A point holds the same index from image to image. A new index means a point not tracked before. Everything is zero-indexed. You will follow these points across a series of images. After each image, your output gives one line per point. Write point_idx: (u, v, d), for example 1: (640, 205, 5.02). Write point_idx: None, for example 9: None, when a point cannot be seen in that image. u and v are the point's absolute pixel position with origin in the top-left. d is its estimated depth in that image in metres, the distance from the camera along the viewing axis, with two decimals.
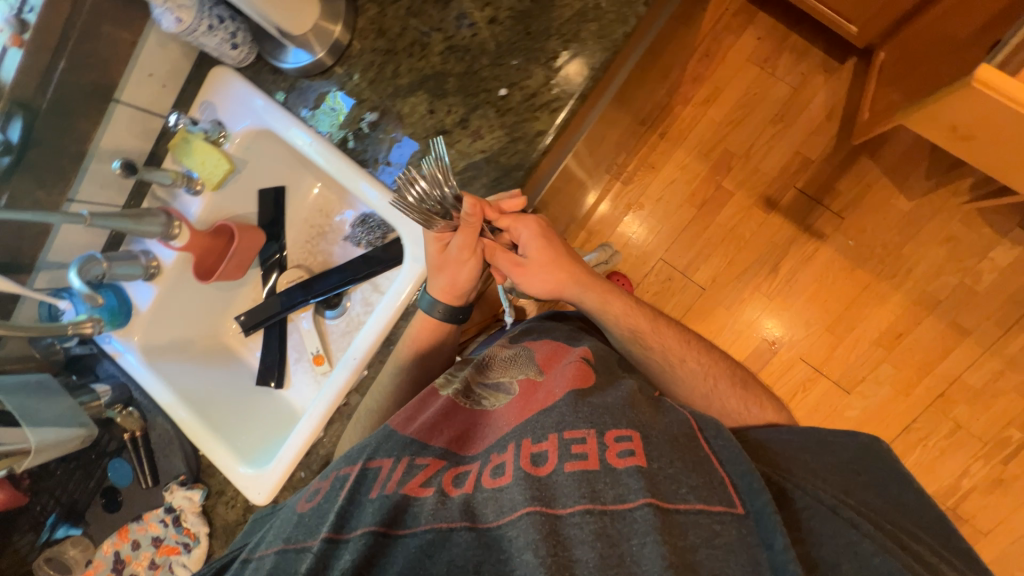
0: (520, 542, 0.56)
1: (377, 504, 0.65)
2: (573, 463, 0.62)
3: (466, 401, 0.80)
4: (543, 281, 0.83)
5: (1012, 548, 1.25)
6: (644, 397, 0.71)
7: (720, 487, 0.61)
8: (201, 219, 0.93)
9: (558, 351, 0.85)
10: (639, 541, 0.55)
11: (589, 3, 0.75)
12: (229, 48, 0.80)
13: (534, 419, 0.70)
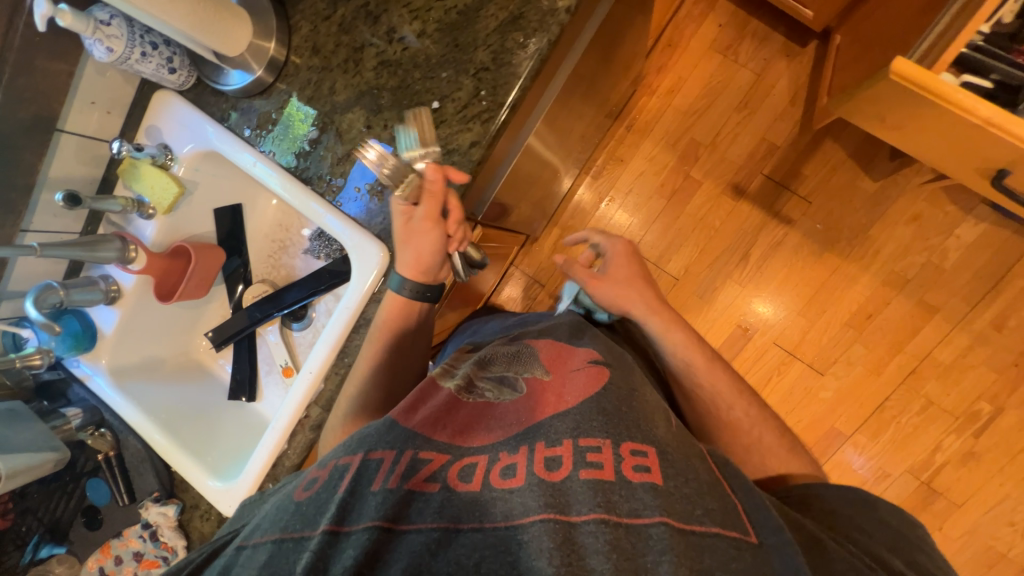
0: (534, 551, 0.47)
1: (383, 497, 0.53)
2: (589, 471, 0.54)
3: (470, 397, 0.67)
4: (614, 291, 0.88)
5: (988, 514, 1.48)
6: (624, 422, 0.61)
7: (735, 514, 0.54)
8: (156, 241, 0.94)
9: (563, 351, 0.75)
10: (656, 558, 0.48)
11: (515, 9, 0.69)
12: (167, 73, 0.81)
13: (548, 422, 0.61)
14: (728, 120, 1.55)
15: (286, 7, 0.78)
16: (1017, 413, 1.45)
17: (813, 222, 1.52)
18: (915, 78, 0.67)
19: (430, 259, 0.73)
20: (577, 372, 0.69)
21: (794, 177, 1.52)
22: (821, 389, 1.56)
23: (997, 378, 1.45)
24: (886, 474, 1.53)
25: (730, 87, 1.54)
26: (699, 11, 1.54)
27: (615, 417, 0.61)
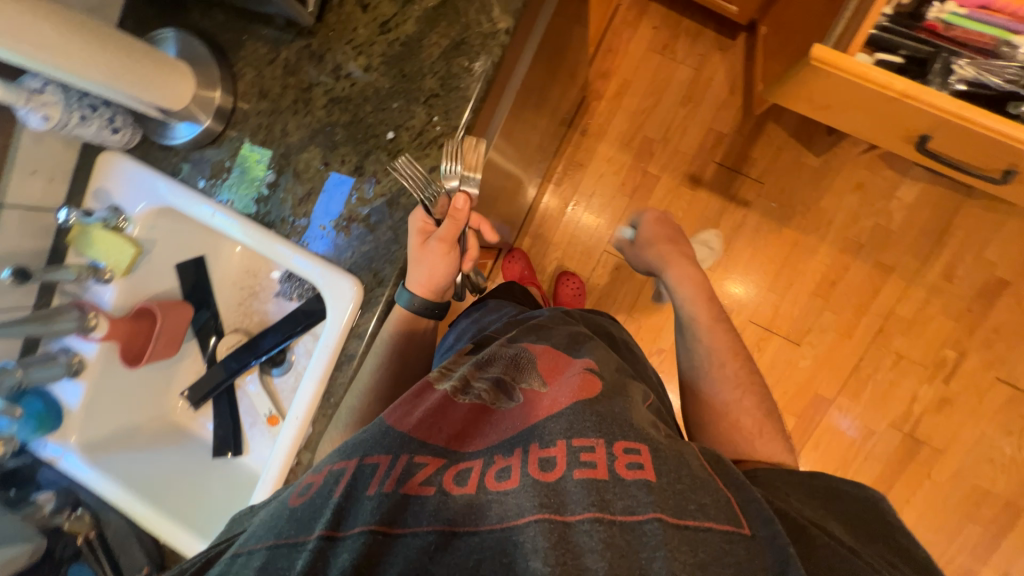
0: (529, 551, 0.48)
1: (378, 501, 0.53)
2: (582, 471, 0.55)
3: (465, 399, 0.67)
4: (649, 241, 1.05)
5: (969, 455, 1.56)
6: (616, 420, 0.61)
7: (727, 505, 0.56)
8: (117, 304, 0.90)
9: (561, 360, 0.74)
10: (650, 555, 0.48)
11: (456, 37, 0.71)
12: (110, 134, 0.79)
13: (541, 425, 0.61)
14: (676, 115, 1.62)
15: (227, 55, 0.78)
16: (979, 356, 1.54)
17: (769, 201, 1.60)
18: (834, 62, 0.71)
19: (442, 277, 0.74)
20: (573, 377, 0.68)
21: (745, 161, 1.60)
22: (800, 359, 1.62)
23: (955, 325, 1.54)
24: (871, 431, 1.60)
25: (672, 83, 1.61)
26: (633, 16, 1.61)
27: (607, 418, 0.61)
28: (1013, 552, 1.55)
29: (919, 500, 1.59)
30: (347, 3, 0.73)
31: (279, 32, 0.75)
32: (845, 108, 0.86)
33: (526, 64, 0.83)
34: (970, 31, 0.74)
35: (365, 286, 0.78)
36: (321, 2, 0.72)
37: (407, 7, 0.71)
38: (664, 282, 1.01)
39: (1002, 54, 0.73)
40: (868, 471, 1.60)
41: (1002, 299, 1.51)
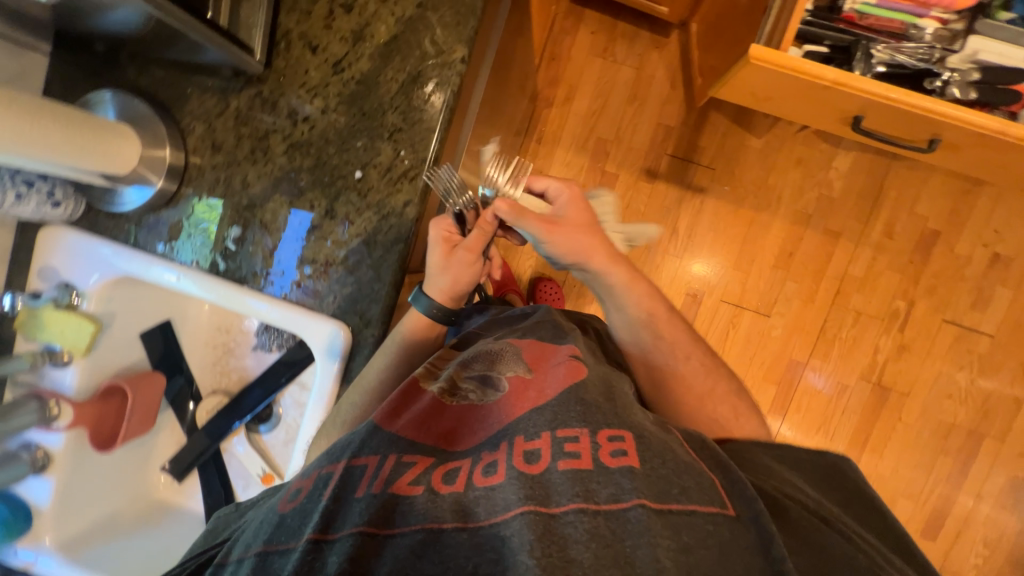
0: (516, 544, 0.48)
1: (365, 503, 0.54)
2: (567, 461, 0.55)
3: (453, 400, 0.69)
4: (576, 242, 0.81)
5: (930, 393, 1.69)
6: (602, 409, 0.62)
7: (711, 489, 0.57)
8: (80, 388, 0.83)
9: (547, 349, 0.77)
10: (637, 543, 0.49)
11: (412, 70, 0.70)
12: (52, 208, 0.72)
13: (525, 417, 0.63)
14: (625, 114, 1.68)
15: (171, 111, 0.74)
16: (925, 302, 1.67)
17: (722, 185, 1.68)
18: (769, 60, 0.76)
19: (466, 285, 0.74)
20: (557, 364, 0.70)
21: (695, 150, 1.68)
22: (771, 329, 1.71)
23: (901, 277, 1.67)
24: (844, 386, 1.71)
25: (617, 85, 1.67)
26: (571, 24, 1.66)
27: (589, 407, 0.62)
28: (981, 475, 1.70)
29: (894, 442, 1.72)
30: (294, 46, 0.71)
31: (225, 82, 0.73)
32: (782, 96, 0.92)
33: (482, 88, 0.84)
34: (881, 18, 0.80)
35: (352, 327, 0.76)
36: (267, 49, 0.70)
37: (358, 44, 0.70)
38: (602, 284, 0.86)
39: (910, 36, 0.80)
40: (846, 423, 1.72)
41: (938, 248, 1.65)
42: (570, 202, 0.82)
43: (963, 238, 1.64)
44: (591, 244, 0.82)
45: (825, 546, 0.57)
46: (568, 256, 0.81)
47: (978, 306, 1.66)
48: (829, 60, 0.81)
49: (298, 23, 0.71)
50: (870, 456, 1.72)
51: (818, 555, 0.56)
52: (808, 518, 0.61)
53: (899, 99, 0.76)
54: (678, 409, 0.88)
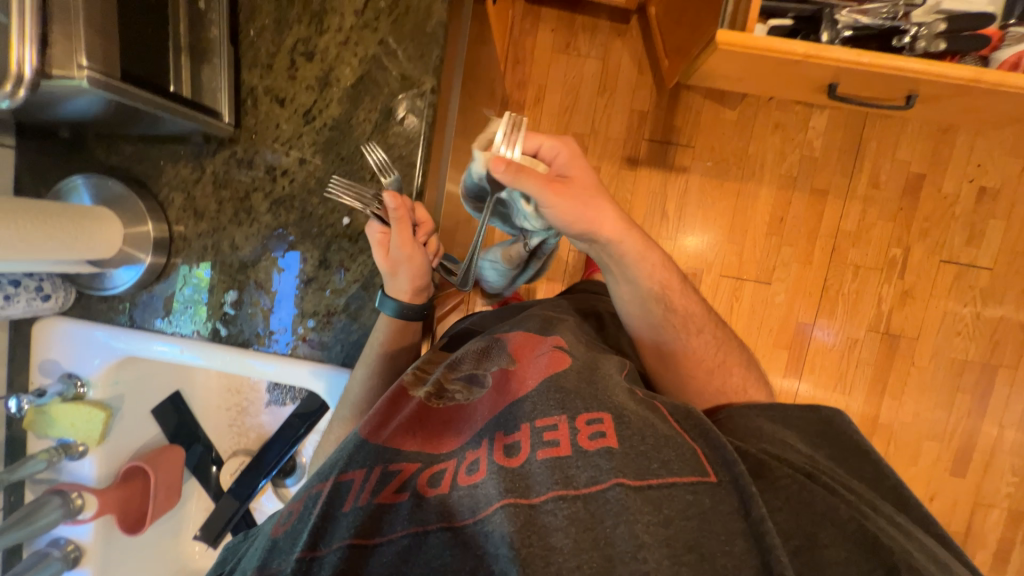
0: (497, 539, 0.51)
1: (353, 515, 0.56)
2: (546, 450, 0.58)
3: (440, 403, 0.68)
4: (575, 209, 0.74)
5: (938, 336, 1.71)
6: (580, 395, 0.64)
7: (694, 459, 0.60)
8: (101, 476, 0.82)
9: (532, 339, 0.78)
10: (614, 522, 0.52)
11: (384, 108, 0.69)
12: (42, 302, 0.71)
13: (506, 410, 0.64)
14: (597, 106, 1.67)
15: (148, 184, 0.73)
16: (921, 246, 1.68)
17: (704, 162, 1.67)
18: (734, 45, 0.77)
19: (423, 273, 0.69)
20: (541, 355, 0.72)
21: (672, 131, 1.67)
22: (774, 296, 1.72)
23: (894, 225, 1.67)
24: (855, 339, 1.72)
25: (585, 78, 1.66)
26: (529, 24, 1.65)
27: (569, 395, 0.63)
28: (1000, 405, 1.72)
29: (912, 387, 1.73)
30: (262, 102, 0.70)
31: (198, 148, 0.71)
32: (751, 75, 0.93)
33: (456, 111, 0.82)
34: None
35: None
36: (235, 109, 0.69)
37: (325, 91, 0.69)
38: (611, 252, 0.81)
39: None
40: (861, 376, 1.73)
41: (925, 190, 1.65)
42: (572, 160, 0.75)
43: (949, 177, 1.64)
44: (598, 211, 0.77)
45: (808, 503, 0.60)
46: (575, 225, 0.75)
47: (972, 242, 1.67)
48: (795, 32, 0.81)
49: (262, 78, 0.69)
50: (889, 405, 1.74)
51: (806, 510, 0.59)
52: (793, 477, 0.63)
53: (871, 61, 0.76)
54: (697, 399, 0.89)
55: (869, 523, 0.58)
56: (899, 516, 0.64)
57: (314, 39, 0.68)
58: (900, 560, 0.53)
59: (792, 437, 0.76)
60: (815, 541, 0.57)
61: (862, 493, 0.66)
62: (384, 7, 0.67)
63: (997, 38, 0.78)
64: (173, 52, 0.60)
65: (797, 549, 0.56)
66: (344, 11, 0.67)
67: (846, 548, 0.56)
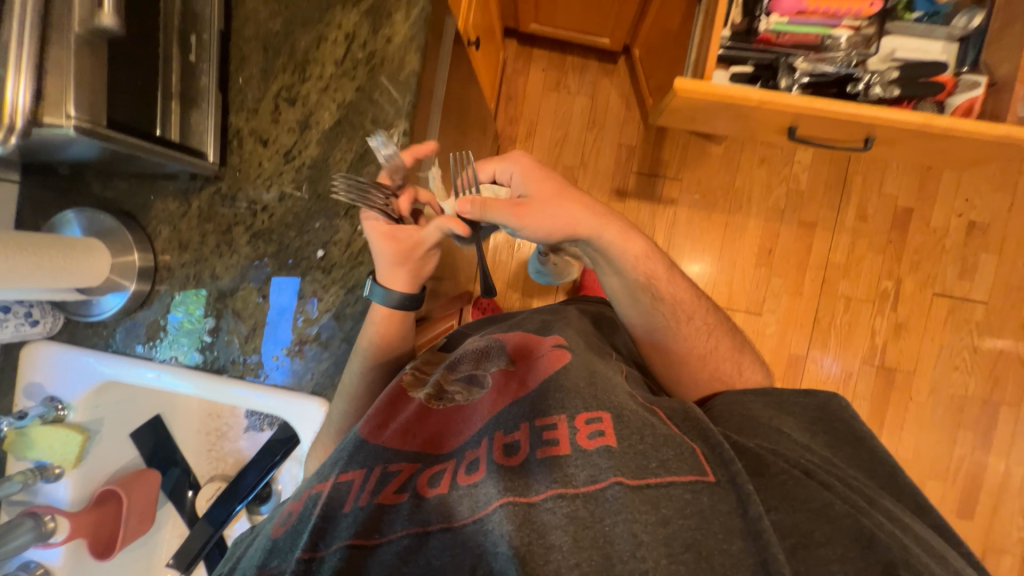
0: (497, 537, 0.51)
1: (353, 516, 0.57)
2: (545, 449, 0.59)
3: (441, 404, 0.70)
4: (549, 217, 0.72)
5: (936, 370, 1.67)
6: (581, 394, 0.64)
7: (692, 457, 0.58)
8: (75, 499, 0.83)
9: (531, 339, 0.79)
10: (613, 520, 0.52)
11: (360, 149, 0.74)
12: (30, 327, 0.75)
13: (505, 414, 0.65)
14: (586, 140, 1.73)
15: (137, 217, 0.78)
16: (913, 279, 1.67)
17: (691, 194, 1.71)
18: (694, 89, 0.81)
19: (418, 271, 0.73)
20: (540, 355, 0.74)
21: (659, 164, 1.71)
22: (765, 326, 1.70)
23: (884, 258, 1.67)
24: (850, 373, 1.69)
25: (574, 114, 1.73)
26: (521, 64, 1.73)
27: (569, 395, 0.65)
28: (1005, 441, 1.66)
29: (911, 422, 1.68)
30: (246, 142, 0.75)
31: (185, 184, 0.76)
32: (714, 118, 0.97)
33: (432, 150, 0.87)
34: (796, 34, 0.83)
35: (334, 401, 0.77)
36: (220, 148, 0.74)
37: (305, 133, 0.74)
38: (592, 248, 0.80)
39: (827, 46, 0.83)
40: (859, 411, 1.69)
41: (913, 224, 1.66)
42: (527, 176, 0.75)
43: (937, 211, 1.65)
44: (571, 212, 0.75)
45: (804, 499, 0.58)
46: (555, 232, 0.73)
47: (965, 275, 1.66)
48: (756, 78, 0.85)
49: (248, 121, 0.74)
50: (889, 441, 1.69)
51: (803, 506, 0.57)
52: (789, 473, 0.61)
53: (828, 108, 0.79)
54: None
55: (868, 519, 0.56)
56: (896, 509, 0.62)
57: (297, 86, 0.74)
58: (898, 558, 0.52)
59: (788, 422, 0.75)
60: (810, 538, 0.55)
61: (857, 484, 0.63)
62: (361, 59, 0.73)
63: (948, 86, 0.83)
64: (162, 98, 0.64)
65: (794, 547, 0.54)
66: (325, 62, 0.73)
67: (844, 545, 0.54)
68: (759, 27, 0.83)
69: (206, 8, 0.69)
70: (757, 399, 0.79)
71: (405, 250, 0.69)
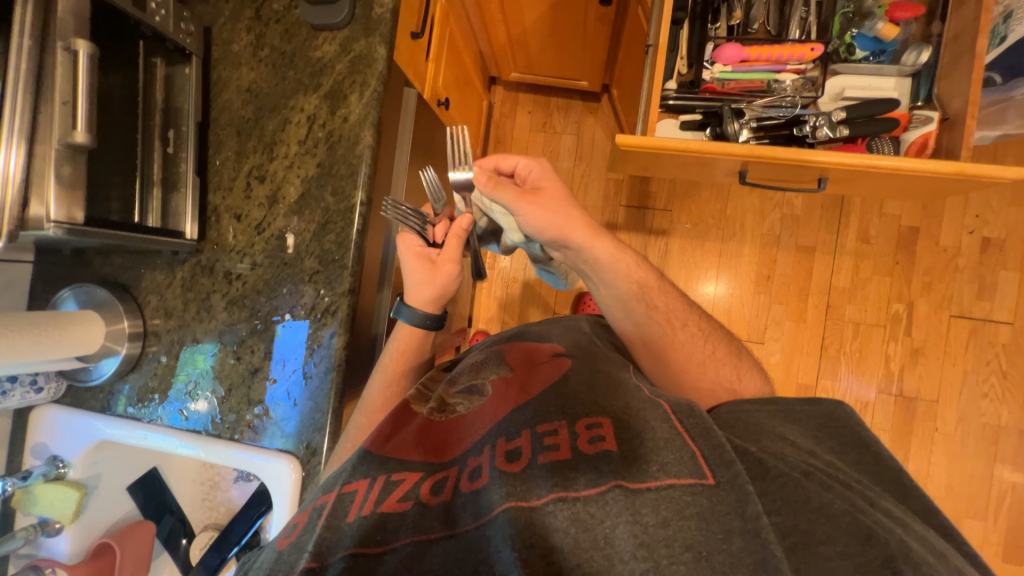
0: (499, 542, 0.51)
1: (357, 525, 0.54)
2: (547, 454, 0.58)
3: (443, 416, 0.71)
4: (547, 212, 0.76)
5: (962, 398, 1.56)
6: (577, 404, 0.66)
7: (692, 460, 0.56)
8: (74, 552, 0.89)
9: (529, 350, 0.83)
10: (614, 522, 0.51)
11: (322, 219, 0.80)
12: (35, 394, 0.83)
13: (507, 417, 0.66)
14: (575, 175, 1.76)
15: (130, 289, 0.85)
16: (926, 301, 1.58)
17: (683, 224, 1.69)
18: (637, 143, 0.90)
19: (441, 291, 0.81)
20: (539, 366, 0.77)
21: (648, 196, 1.71)
22: (770, 355, 1.64)
23: (891, 280, 1.60)
24: (867, 402, 1.60)
25: (561, 152, 1.77)
26: (508, 108, 1.79)
27: (569, 403, 0.66)
28: None
29: (939, 456, 1.56)
30: (222, 218, 0.82)
31: (170, 258, 0.84)
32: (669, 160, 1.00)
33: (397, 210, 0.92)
34: (741, 81, 0.93)
35: (301, 458, 0.81)
36: (199, 225, 0.81)
37: (273, 207, 0.81)
38: (582, 258, 0.81)
39: (773, 89, 0.92)
40: None
41: (922, 244, 1.59)
42: (542, 176, 0.80)
43: (945, 229, 1.58)
44: (567, 216, 0.78)
45: (802, 500, 0.56)
46: (545, 231, 0.77)
47: (984, 295, 1.56)
48: (705, 124, 0.94)
49: (224, 198, 0.82)
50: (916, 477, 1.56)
51: (803, 507, 0.56)
52: (790, 475, 0.59)
53: (765, 152, 0.84)
54: None
55: (866, 516, 0.55)
56: (897, 509, 0.59)
57: (266, 165, 0.81)
58: (897, 551, 0.51)
59: (792, 428, 0.72)
60: (810, 537, 0.53)
61: (854, 484, 0.61)
62: (322, 137, 0.80)
63: (903, 121, 0.92)
64: (142, 186, 0.74)
65: (793, 545, 0.53)
66: (290, 142, 0.81)
67: (844, 541, 0.52)
68: (705, 76, 0.93)
69: (184, 103, 0.78)
70: (760, 408, 0.76)
71: (430, 267, 0.80)
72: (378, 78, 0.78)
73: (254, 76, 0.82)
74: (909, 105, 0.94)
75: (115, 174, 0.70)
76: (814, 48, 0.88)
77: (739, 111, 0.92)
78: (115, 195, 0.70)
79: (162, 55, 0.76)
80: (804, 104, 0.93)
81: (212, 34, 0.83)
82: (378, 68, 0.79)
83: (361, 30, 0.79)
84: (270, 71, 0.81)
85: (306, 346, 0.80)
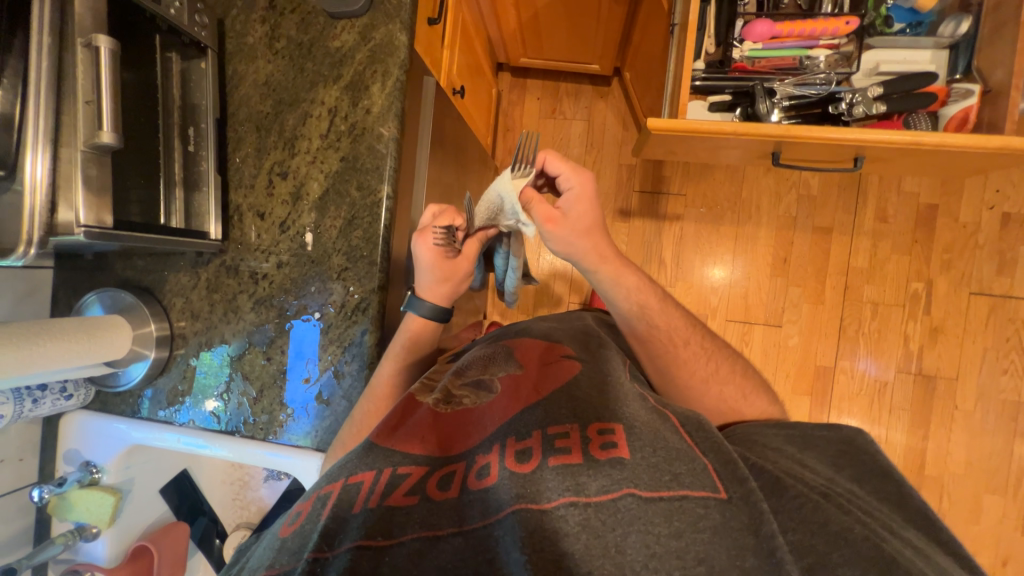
0: (509, 544, 0.49)
1: (363, 518, 0.51)
2: (557, 457, 0.55)
3: (449, 409, 0.66)
4: (571, 242, 0.72)
5: (982, 376, 1.56)
6: (587, 406, 0.62)
7: (704, 473, 0.55)
8: (111, 556, 0.90)
9: (540, 347, 0.80)
10: (625, 531, 0.49)
11: (347, 213, 0.78)
12: (66, 401, 0.83)
13: (517, 418, 0.61)
14: (586, 163, 1.72)
15: (154, 292, 0.84)
16: (945, 278, 1.57)
17: (697, 208, 1.67)
18: (667, 127, 0.91)
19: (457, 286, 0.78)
20: (551, 365, 0.73)
21: (662, 181, 1.68)
22: (787, 339, 1.63)
23: (910, 259, 1.59)
24: (885, 383, 1.59)
25: (572, 139, 1.73)
26: (516, 94, 1.75)
27: (580, 405, 0.63)
28: None
29: (958, 435, 1.56)
30: (245, 217, 0.80)
31: (194, 259, 0.82)
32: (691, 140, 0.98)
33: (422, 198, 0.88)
34: (771, 58, 0.93)
35: None
36: (222, 225, 0.80)
37: (297, 204, 0.79)
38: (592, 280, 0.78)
39: (805, 65, 0.93)
40: (897, 423, 1.58)
41: (940, 221, 1.58)
42: (579, 202, 0.70)
43: (965, 206, 1.57)
44: (586, 245, 0.73)
45: (818, 520, 0.55)
46: (556, 254, 0.74)
47: (1005, 271, 1.55)
48: (734, 104, 0.97)
49: (245, 197, 0.80)
50: (935, 457, 1.57)
51: (817, 524, 0.54)
52: (806, 495, 0.58)
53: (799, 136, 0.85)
54: None
55: (886, 543, 0.53)
56: (913, 534, 0.59)
57: (288, 161, 0.79)
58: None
59: (812, 450, 0.71)
60: (826, 558, 0.52)
61: (867, 506, 0.61)
62: (344, 130, 0.78)
63: (942, 96, 0.93)
64: (164, 187, 0.72)
65: (809, 565, 0.51)
66: (312, 137, 0.79)
67: (859, 561, 0.51)
68: (735, 55, 0.93)
69: (201, 99, 0.75)
70: (776, 432, 0.74)
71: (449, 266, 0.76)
72: (400, 67, 0.76)
73: (270, 68, 0.79)
74: (947, 78, 0.95)
75: (136, 178, 0.67)
76: (848, 22, 0.88)
77: (771, 90, 0.93)
78: (133, 197, 0.67)
79: (177, 50, 0.73)
80: (839, 79, 0.94)
81: (224, 26, 0.80)
82: (399, 56, 0.76)
83: (380, 17, 0.77)
84: (287, 63, 0.79)
85: (326, 340, 0.79)
